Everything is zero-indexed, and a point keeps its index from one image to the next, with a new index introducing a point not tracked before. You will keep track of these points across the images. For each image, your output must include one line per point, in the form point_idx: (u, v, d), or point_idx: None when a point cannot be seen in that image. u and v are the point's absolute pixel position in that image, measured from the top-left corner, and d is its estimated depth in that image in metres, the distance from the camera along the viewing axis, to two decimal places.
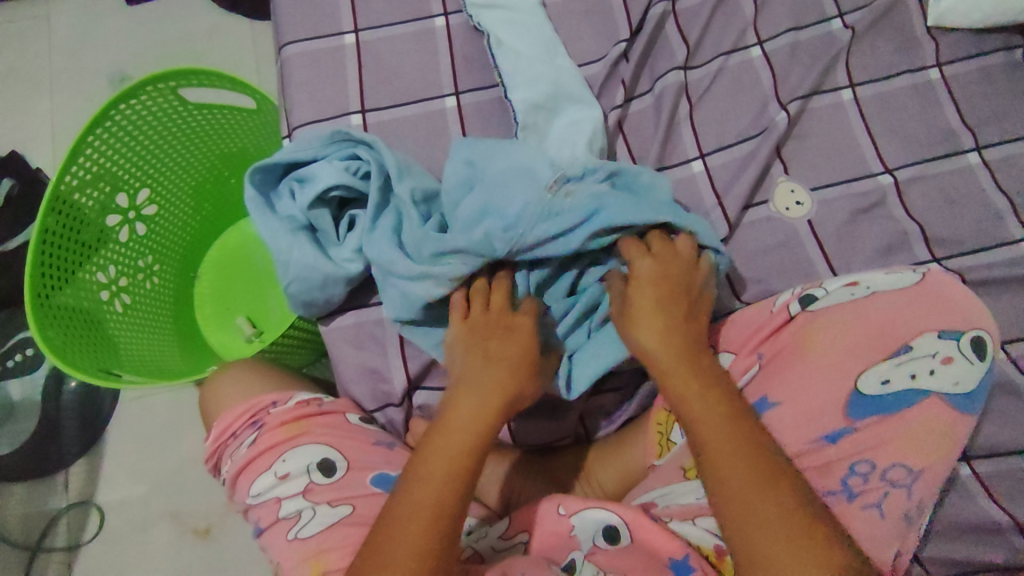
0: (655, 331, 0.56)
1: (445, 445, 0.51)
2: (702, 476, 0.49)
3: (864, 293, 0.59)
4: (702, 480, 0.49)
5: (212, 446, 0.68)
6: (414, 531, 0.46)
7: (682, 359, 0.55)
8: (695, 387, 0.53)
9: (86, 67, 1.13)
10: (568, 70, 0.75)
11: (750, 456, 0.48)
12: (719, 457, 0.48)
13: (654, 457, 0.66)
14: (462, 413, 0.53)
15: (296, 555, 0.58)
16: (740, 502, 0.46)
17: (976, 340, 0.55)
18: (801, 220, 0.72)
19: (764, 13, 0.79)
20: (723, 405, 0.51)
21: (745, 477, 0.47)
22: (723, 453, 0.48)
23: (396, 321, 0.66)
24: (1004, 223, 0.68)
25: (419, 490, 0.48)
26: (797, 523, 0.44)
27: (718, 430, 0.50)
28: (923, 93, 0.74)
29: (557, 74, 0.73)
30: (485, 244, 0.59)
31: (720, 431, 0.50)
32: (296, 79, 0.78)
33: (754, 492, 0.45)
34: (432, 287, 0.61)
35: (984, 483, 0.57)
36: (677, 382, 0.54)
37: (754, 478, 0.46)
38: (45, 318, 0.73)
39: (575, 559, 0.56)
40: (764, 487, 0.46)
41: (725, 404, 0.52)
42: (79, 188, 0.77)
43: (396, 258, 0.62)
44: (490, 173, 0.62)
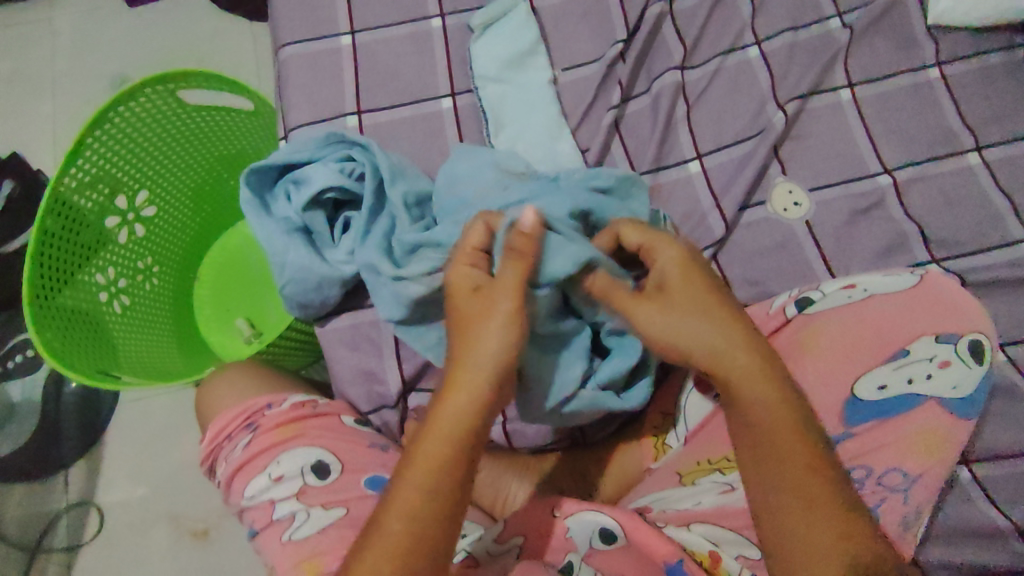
0: (703, 326, 0.49)
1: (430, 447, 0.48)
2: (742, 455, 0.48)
3: (861, 296, 0.58)
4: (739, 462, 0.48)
5: (207, 448, 0.68)
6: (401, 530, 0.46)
7: (726, 332, 0.49)
8: (740, 357, 0.48)
9: (89, 68, 1.14)
10: (550, 103, 0.77)
11: (779, 444, 0.47)
12: (772, 485, 0.46)
13: (650, 461, 0.67)
14: (434, 434, 0.48)
15: (291, 558, 0.58)
16: (789, 534, 0.45)
17: (974, 343, 0.54)
18: (799, 221, 0.71)
19: (763, 14, 0.78)
20: (763, 380, 0.48)
21: (802, 509, 0.45)
22: (769, 450, 0.47)
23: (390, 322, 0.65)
24: (1004, 223, 0.67)
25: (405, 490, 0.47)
26: (826, 518, 0.44)
27: (785, 443, 0.47)
28: (923, 93, 0.74)
29: (538, 112, 0.76)
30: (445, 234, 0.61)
31: (763, 439, 0.47)
32: (294, 80, 0.78)
33: (779, 487, 0.46)
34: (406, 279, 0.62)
35: (983, 487, 0.56)
36: (734, 357, 0.48)
37: (799, 493, 0.45)
38: (44, 319, 0.73)
39: (572, 561, 0.55)
40: (786, 478, 0.46)
41: (767, 380, 0.48)
42: (78, 189, 0.77)
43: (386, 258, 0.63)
44: (471, 174, 0.64)
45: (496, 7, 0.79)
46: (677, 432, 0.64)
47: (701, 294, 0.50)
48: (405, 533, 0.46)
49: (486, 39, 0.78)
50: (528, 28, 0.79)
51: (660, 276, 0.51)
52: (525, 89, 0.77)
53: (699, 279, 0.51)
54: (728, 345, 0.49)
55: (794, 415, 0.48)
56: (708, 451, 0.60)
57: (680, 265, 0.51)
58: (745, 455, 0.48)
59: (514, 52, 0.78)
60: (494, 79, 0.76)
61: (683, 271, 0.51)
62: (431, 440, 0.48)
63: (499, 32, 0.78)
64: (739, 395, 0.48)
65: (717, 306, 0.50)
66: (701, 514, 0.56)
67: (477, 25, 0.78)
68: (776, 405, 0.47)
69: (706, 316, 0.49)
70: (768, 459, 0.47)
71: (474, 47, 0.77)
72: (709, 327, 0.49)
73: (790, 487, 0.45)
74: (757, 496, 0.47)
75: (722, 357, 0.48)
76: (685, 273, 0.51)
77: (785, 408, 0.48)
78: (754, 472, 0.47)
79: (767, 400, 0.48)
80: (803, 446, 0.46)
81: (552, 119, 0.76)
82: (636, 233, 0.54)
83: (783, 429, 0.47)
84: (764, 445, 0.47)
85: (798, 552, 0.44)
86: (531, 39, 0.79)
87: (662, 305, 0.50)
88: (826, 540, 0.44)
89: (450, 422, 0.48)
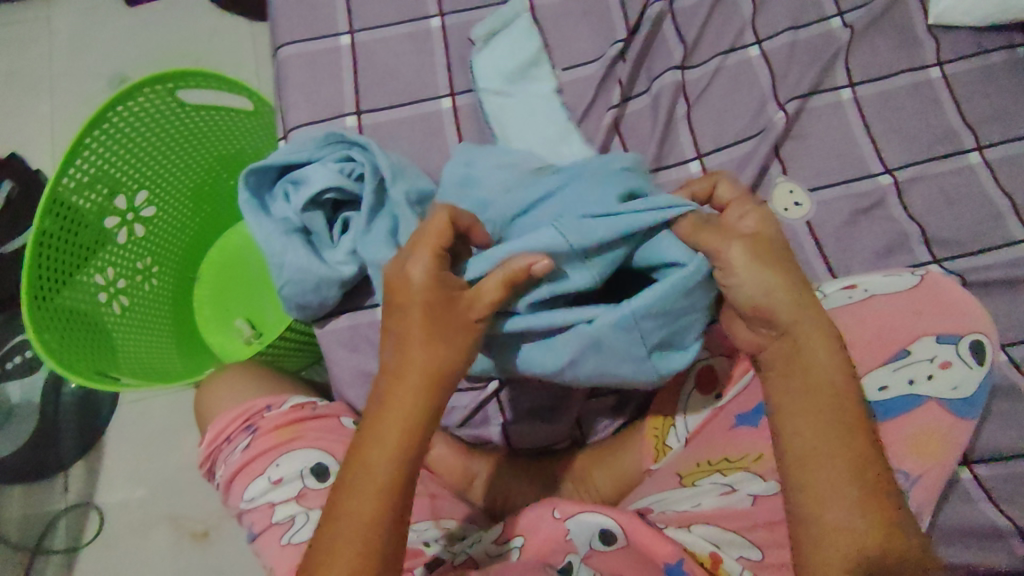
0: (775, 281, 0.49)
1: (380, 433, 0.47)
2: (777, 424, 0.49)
3: (862, 296, 0.59)
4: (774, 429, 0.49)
5: (206, 450, 0.68)
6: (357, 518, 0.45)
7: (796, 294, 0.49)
8: (802, 325, 0.49)
9: (87, 69, 1.14)
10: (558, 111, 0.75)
11: (821, 421, 0.47)
12: (810, 458, 0.46)
13: (651, 462, 0.65)
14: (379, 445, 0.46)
15: (290, 560, 0.58)
16: (809, 505, 0.46)
17: (976, 343, 0.53)
18: (800, 220, 0.71)
19: (763, 13, 0.78)
20: (818, 360, 0.49)
21: (827, 482, 0.45)
22: (815, 423, 0.47)
23: None
24: (1005, 223, 0.67)
25: (359, 478, 0.46)
26: (858, 502, 0.44)
27: (815, 415, 0.47)
28: (923, 93, 0.74)
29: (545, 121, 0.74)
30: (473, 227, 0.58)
31: (804, 415, 0.48)
32: (293, 80, 0.77)
33: (817, 462, 0.46)
34: None
35: (984, 487, 0.56)
36: (800, 321, 0.49)
37: (836, 474, 0.45)
38: (43, 320, 0.73)
39: (571, 562, 0.55)
40: (826, 456, 0.46)
41: (822, 358, 0.49)
42: (77, 189, 0.77)
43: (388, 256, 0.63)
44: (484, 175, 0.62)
45: (497, 18, 0.78)
46: (678, 432, 0.64)
47: (766, 247, 0.50)
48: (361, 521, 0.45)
49: (489, 50, 0.76)
50: (531, 37, 0.78)
51: (748, 227, 0.51)
52: (533, 99, 0.75)
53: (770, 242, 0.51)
54: (797, 309, 0.49)
55: (834, 397, 0.48)
56: (709, 452, 0.59)
57: (760, 225, 0.51)
58: (776, 422, 0.49)
59: (518, 64, 0.76)
60: (498, 92, 0.74)
61: (766, 227, 0.51)
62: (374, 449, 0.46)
63: (502, 43, 0.77)
64: (801, 360, 0.49)
65: (781, 266, 0.50)
66: (702, 515, 0.56)
67: (479, 38, 0.77)
68: (811, 375, 0.48)
69: (780, 272, 0.50)
70: (800, 424, 0.47)
71: (477, 59, 0.76)
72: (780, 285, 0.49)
73: (821, 460, 0.46)
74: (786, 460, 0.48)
75: (774, 302, 0.49)
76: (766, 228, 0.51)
77: (828, 390, 0.48)
78: (794, 443, 0.47)
79: (805, 371, 0.49)
80: (837, 419, 0.47)
81: (562, 126, 0.73)
82: (727, 189, 0.54)
83: (815, 400, 0.48)
84: (799, 411, 0.48)
85: (814, 519, 0.45)
86: (535, 48, 0.78)
87: (746, 246, 0.50)
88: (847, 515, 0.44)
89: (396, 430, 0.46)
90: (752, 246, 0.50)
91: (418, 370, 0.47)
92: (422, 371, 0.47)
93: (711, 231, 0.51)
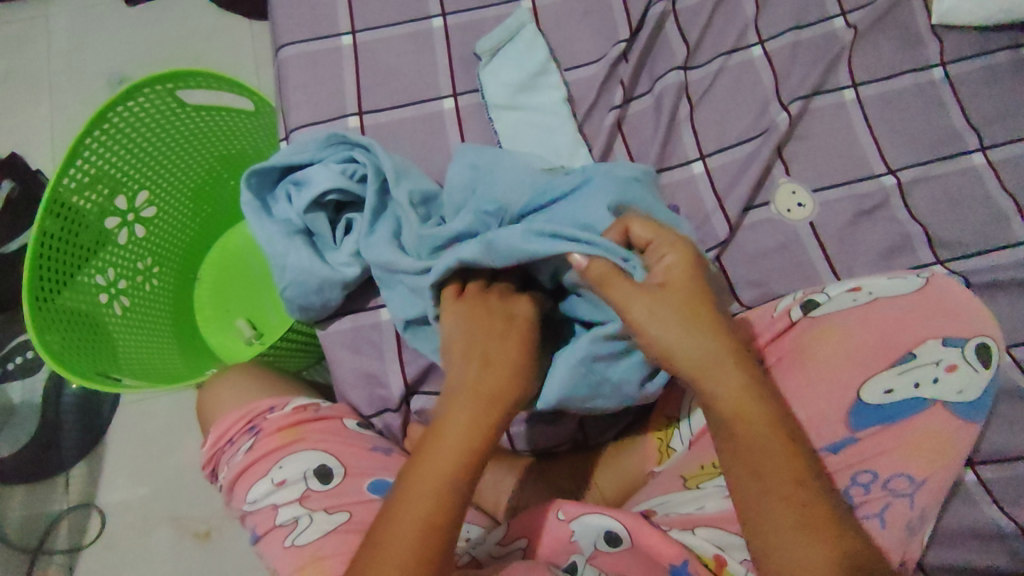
0: (681, 333, 0.48)
1: (473, 394, 0.50)
2: (725, 455, 0.47)
3: (866, 299, 0.59)
4: (724, 459, 0.47)
5: (208, 452, 0.67)
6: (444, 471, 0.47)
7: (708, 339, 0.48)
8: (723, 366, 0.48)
9: (85, 68, 1.13)
10: (565, 122, 0.75)
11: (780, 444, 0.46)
12: (772, 483, 0.45)
13: (654, 464, 0.66)
14: (427, 485, 0.46)
15: (293, 562, 0.57)
16: (786, 535, 0.44)
17: (981, 346, 0.54)
18: (803, 221, 0.71)
19: (766, 13, 0.78)
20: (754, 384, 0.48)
21: (786, 500, 0.44)
22: (768, 454, 0.46)
23: (402, 323, 0.65)
24: (1009, 224, 0.67)
25: (448, 434, 0.48)
26: (822, 520, 0.44)
27: (761, 440, 0.46)
28: (927, 93, 0.73)
29: (553, 134, 0.74)
30: (477, 222, 0.60)
31: (759, 437, 0.46)
32: (293, 81, 0.77)
33: (780, 483, 0.45)
34: None
35: (988, 489, 0.56)
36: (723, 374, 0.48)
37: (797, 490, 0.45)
38: (44, 322, 0.73)
39: (576, 562, 0.55)
40: (783, 479, 0.45)
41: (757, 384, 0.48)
42: (77, 191, 0.77)
43: (394, 256, 0.62)
44: (492, 176, 0.62)
45: (502, 31, 0.77)
46: (682, 435, 0.64)
47: (676, 292, 0.49)
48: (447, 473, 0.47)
49: (495, 63, 0.76)
50: (538, 46, 0.78)
51: (663, 274, 0.50)
52: (539, 112, 0.75)
53: (687, 290, 0.49)
54: (713, 356, 0.48)
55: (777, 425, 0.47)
56: (711, 455, 0.60)
57: (678, 271, 0.50)
58: (726, 457, 0.47)
59: (523, 77, 0.76)
60: (506, 107, 0.75)
61: (684, 271, 0.50)
62: (416, 492, 0.46)
63: (508, 55, 0.77)
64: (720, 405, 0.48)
65: (704, 309, 0.49)
66: (706, 518, 0.56)
67: (484, 51, 0.76)
68: (748, 403, 0.47)
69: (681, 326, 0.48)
70: (755, 457, 0.46)
71: (483, 74, 0.76)
72: (686, 336, 0.48)
73: (778, 483, 0.45)
74: (744, 494, 0.46)
75: (677, 351, 0.48)
76: (681, 272, 0.50)
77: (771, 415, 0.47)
78: (745, 471, 0.46)
79: (739, 400, 0.47)
80: (779, 437, 0.46)
81: (566, 137, 0.74)
82: (643, 229, 0.52)
83: (758, 425, 0.47)
84: (754, 439, 0.46)
85: (797, 543, 0.43)
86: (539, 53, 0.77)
87: (654, 298, 0.48)
88: (824, 531, 0.43)
89: (440, 468, 0.47)
90: (668, 294, 0.49)
91: (507, 353, 0.52)
92: (510, 360, 0.51)
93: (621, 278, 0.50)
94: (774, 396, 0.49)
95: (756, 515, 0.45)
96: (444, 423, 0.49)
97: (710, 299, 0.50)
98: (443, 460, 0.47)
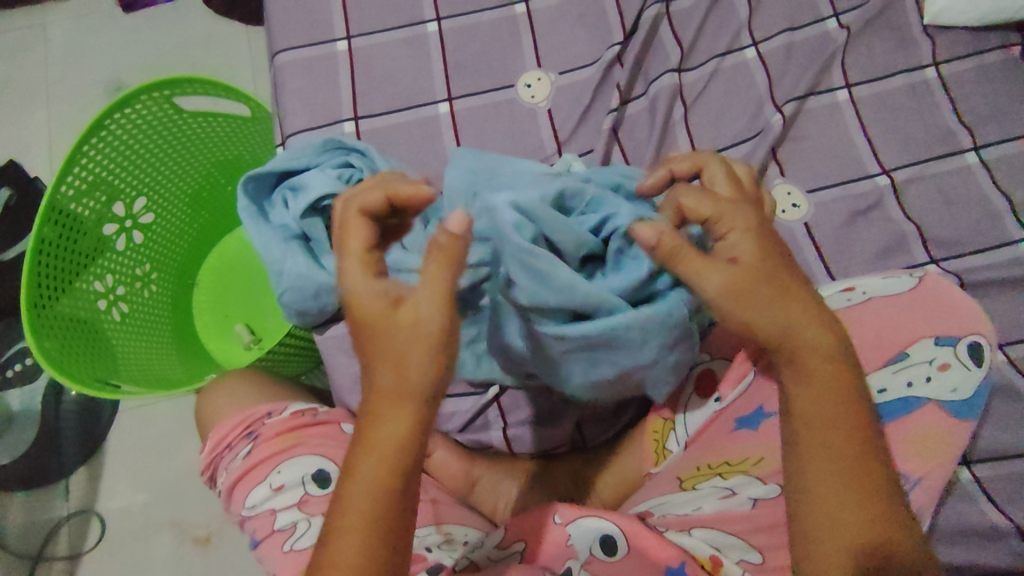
0: (725, 283, 0.46)
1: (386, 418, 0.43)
2: (792, 426, 0.47)
3: (860, 298, 0.60)
4: (790, 430, 0.47)
5: (207, 458, 0.68)
6: (366, 500, 0.43)
7: (759, 292, 0.46)
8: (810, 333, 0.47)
9: (84, 76, 1.14)
10: None
11: (841, 434, 0.46)
12: (814, 473, 0.46)
13: (650, 466, 0.66)
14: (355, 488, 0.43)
15: (291, 567, 0.57)
16: (817, 532, 0.45)
17: (975, 345, 0.53)
18: (798, 222, 0.72)
19: (759, 15, 0.78)
20: (834, 369, 0.47)
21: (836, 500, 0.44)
22: (826, 448, 0.46)
23: None
24: (1003, 223, 0.67)
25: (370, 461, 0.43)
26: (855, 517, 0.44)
27: (827, 430, 0.46)
28: (920, 92, 0.74)
29: None
30: None
31: (820, 423, 0.46)
32: (289, 87, 0.77)
33: (824, 477, 0.45)
34: None
35: (983, 487, 0.56)
36: (805, 341, 0.47)
37: (844, 486, 0.45)
38: (42, 328, 0.73)
39: (571, 568, 0.55)
40: (833, 475, 0.45)
41: (840, 376, 0.47)
42: (75, 197, 0.77)
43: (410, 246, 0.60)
44: (496, 181, 0.61)
45: None
46: (678, 435, 0.65)
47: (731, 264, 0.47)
48: (370, 501, 0.43)
49: None
50: None
51: (730, 243, 0.48)
52: None
53: (757, 265, 0.47)
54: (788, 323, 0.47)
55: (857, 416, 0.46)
56: (709, 455, 0.59)
57: (752, 238, 0.48)
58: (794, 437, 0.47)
59: None
60: None
61: (749, 239, 0.48)
62: (350, 511, 0.43)
63: None
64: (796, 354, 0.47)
65: (785, 283, 0.47)
66: (702, 519, 0.56)
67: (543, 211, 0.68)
68: (824, 396, 0.46)
69: (721, 271, 0.46)
70: (812, 435, 0.46)
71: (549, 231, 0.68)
72: (727, 284, 0.46)
73: (832, 477, 0.45)
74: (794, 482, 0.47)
75: (723, 297, 0.46)
76: (748, 245, 0.47)
77: (847, 402, 0.46)
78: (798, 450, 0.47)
79: (819, 372, 0.47)
80: (844, 427, 0.46)
81: None
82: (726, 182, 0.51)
83: (838, 422, 0.46)
84: (820, 420, 0.46)
85: (827, 537, 0.44)
86: (527, 70, 0.79)
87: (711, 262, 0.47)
88: (858, 533, 0.44)
89: (369, 473, 0.43)
90: (744, 271, 0.46)
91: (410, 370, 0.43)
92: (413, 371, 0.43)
93: (692, 255, 0.46)
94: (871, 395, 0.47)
95: (795, 497, 0.46)
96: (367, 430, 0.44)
97: (778, 270, 0.47)
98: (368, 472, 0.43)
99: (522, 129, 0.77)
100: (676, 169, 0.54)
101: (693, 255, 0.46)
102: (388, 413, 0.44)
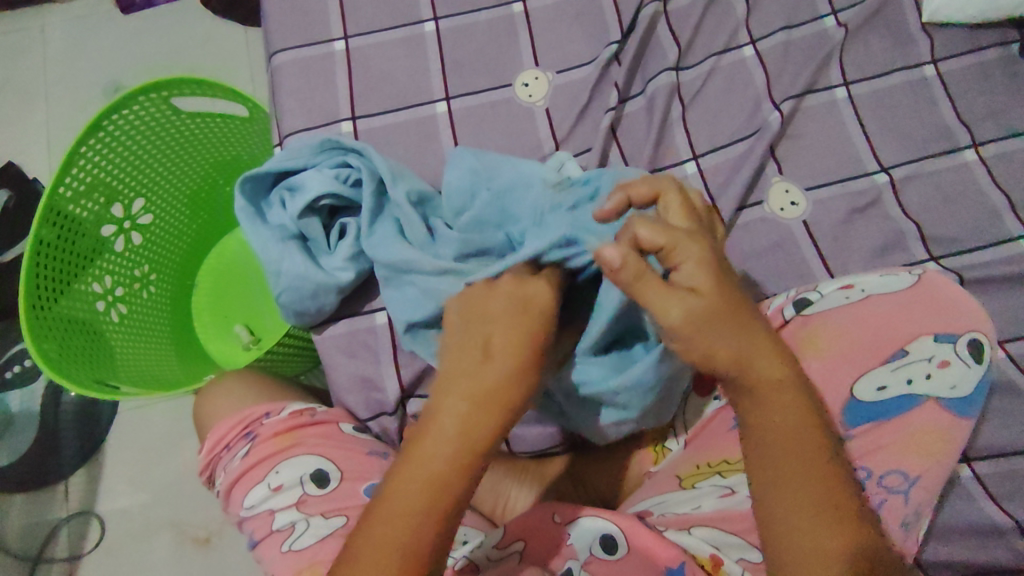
0: (684, 310, 0.44)
1: (459, 412, 0.45)
2: (755, 450, 0.46)
3: (859, 296, 0.59)
4: (752, 453, 0.46)
5: (206, 458, 0.68)
6: (419, 486, 0.43)
7: (722, 320, 0.44)
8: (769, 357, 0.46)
9: (82, 77, 1.14)
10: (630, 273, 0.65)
11: (809, 452, 0.45)
12: (786, 492, 0.44)
13: (650, 464, 0.69)
14: (415, 466, 0.44)
15: (290, 568, 0.57)
16: (796, 544, 0.43)
17: (974, 343, 0.54)
18: (795, 221, 0.71)
19: (757, 13, 0.78)
20: (796, 394, 0.46)
21: (813, 512, 0.43)
22: (794, 466, 0.44)
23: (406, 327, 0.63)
24: (1001, 220, 0.67)
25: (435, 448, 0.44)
26: (829, 528, 0.43)
27: (796, 449, 0.45)
28: (918, 90, 0.73)
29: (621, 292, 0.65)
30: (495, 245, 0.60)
31: (789, 444, 0.45)
32: (285, 88, 0.77)
33: (797, 494, 0.44)
34: (454, 284, 0.60)
35: (983, 484, 0.56)
36: (765, 368, 0.46)
37: (817, 502, 0.43)
38: (40, 331, 0.73)
39: (572, 568, 0.54)
40: (804, 489, 0.44)
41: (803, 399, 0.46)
42: (73, 199, 0.77)
43: (414, 257, 0.61)
44: (496, 181, 0.61)
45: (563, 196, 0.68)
46: (677, 436, 0.67)
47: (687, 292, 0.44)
48: (423, 489, 0.43)
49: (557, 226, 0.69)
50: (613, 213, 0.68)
51: (688, 271, 0.45)
52: None
53: (719, 295, 0.44)
54: (748, 348, 0.45)
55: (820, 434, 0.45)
56: (708, 454, 0.60)
57: (706, 264, 0.45)
58: (753, 457, 0.46)
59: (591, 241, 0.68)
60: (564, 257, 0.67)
61: (704, 266, 0.45)
62: (404, 488, 0.43)
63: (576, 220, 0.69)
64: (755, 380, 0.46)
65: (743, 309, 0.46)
66: (702, 518, 0.56)
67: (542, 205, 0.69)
68: (790, 421, 0.45)
69: (678, 298, 0.44)
70: (779, 456, 0.45)
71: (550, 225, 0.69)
72: (682, 308, 0.44)
73: (803, 492, 0.44)
74: (764, 501, 0.45)
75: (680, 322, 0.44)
76: (704, 271, 0.45)
77: (814, 422, 0.46)
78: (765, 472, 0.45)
79: (783, 397, 0.46)
80: (810, 445, 0.45)
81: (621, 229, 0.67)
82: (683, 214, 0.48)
83: (802, 436, 0.45)
84: (789, 440, 0.45)
85: (806, 550, 0.43)
86: (524, 69, 0.79)
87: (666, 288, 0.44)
88: (834, 543, 0.42)
89: (432, 460, 0.44)
90: (704, 300, 0.44)
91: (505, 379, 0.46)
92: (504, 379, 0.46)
93: (654, 282, 0.44)
94: (819, 406, 0.47)
95: (770, 516, 0.44)
96: (438, 398, 0.46)
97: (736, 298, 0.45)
98: (440, 447, 0.44)
99: (520, 128, 0.77)
100: (634, 194, 0.49)
101: (654, 283, 0.44)
102: (465, 411, 0.45)
